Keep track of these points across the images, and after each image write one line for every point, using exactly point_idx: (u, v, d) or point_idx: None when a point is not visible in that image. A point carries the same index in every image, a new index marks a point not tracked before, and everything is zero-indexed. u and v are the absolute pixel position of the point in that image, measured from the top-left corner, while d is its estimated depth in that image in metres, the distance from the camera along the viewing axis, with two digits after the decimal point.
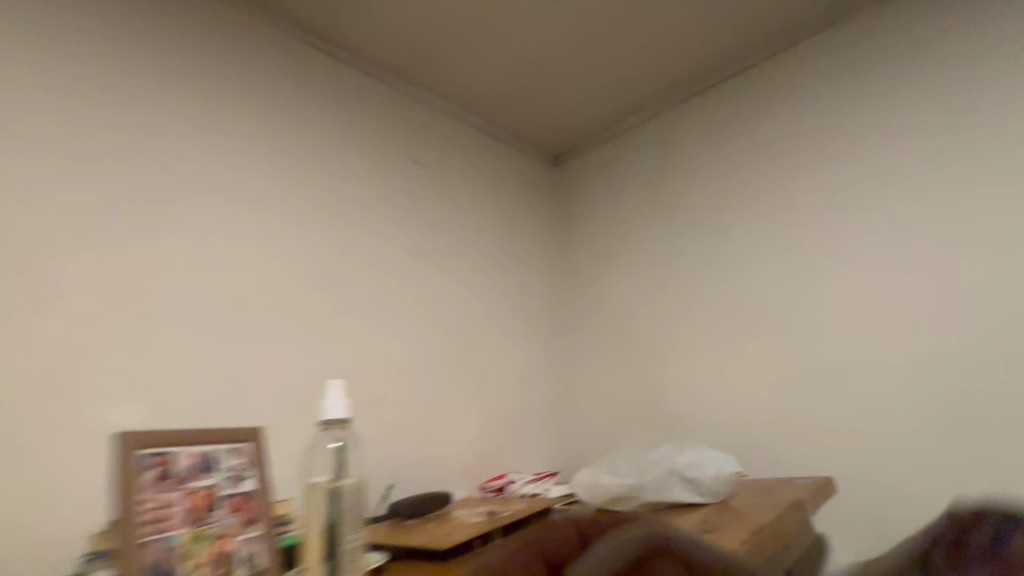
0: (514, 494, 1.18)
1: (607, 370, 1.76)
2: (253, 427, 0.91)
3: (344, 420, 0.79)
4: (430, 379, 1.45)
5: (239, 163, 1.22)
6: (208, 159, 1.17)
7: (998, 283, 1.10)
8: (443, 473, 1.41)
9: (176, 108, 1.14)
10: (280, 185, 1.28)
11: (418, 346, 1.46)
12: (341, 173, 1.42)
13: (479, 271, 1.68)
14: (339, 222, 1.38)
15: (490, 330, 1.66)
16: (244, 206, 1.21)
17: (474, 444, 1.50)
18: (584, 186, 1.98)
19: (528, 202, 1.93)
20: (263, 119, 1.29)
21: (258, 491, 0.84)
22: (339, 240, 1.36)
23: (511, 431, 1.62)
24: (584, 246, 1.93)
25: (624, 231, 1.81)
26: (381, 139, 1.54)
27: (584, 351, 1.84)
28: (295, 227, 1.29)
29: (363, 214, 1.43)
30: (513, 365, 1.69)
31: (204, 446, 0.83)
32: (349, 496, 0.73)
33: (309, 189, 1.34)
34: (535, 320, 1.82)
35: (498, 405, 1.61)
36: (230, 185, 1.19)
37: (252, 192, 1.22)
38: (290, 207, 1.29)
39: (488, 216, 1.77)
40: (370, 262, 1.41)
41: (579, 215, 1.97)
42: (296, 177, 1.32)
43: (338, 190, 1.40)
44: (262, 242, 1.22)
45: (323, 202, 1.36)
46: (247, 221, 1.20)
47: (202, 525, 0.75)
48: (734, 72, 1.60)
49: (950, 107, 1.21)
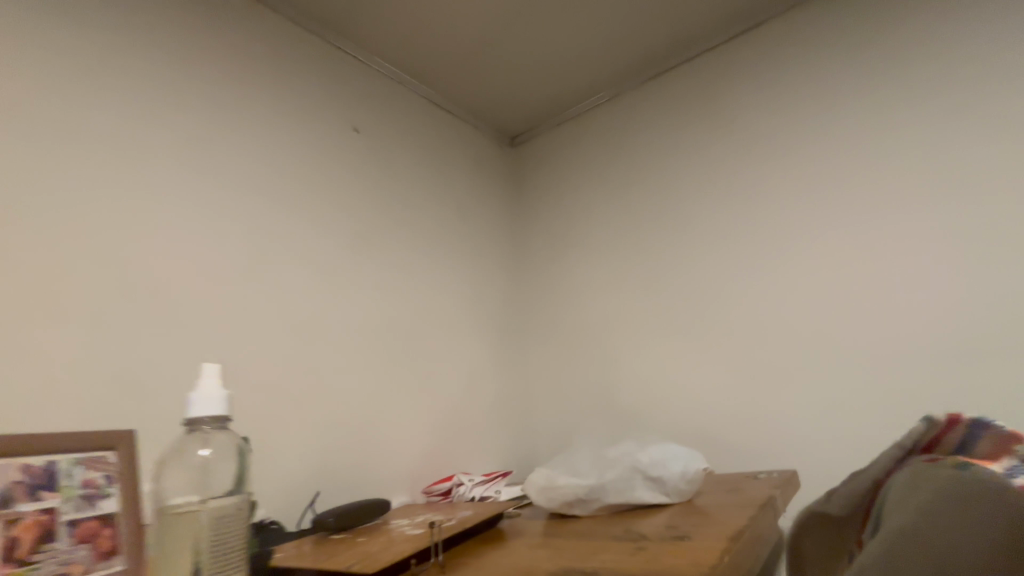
0: (461, 498, 1.07)
1: (563, 360, 1.68)
2: (124, 431, 0.77)
3: (218, 416, 0.66)
4: (372, 371, 1.32)
5: (146, 112, 1.04)
6: (105, 103, 0.99)
7: (951, 269, 1.11)
8: (383, 473, 1.27)
9: (107, 62, 1.01)
10: (200, 144, 1.11)
11: (359, 335, 1.31)
12: (275, 137, 1.26)
13: (430, 256, 1.56)
14: (271, 192, 1.22)
15: (440, 319, 1.54)
16: (153, 164, 1.03)
17: (420, 442, 1.38)
18: (541, 171, 1.89)
19: (483, 183, 1.82)
20: (180, 66, 1.12)
21: (119, 513, 0.72)
22: (269, 213, 1.21)
23: (461, 428, 1.51)
24: (541, 234, 1.84)
25: (582, 217, 1.74)
26: (323, 105, 1.39)
27: (540, 341, 1.75)
28: (214, 194, 1.12)
29: (298, 185, 1.28)
30: (464, 355, 1.58)
31: (46, 457, 0.69)
32: (211, 521, 0.61)
33: (236, 152, 1.17)
34: (490, 310, 1.71)
35: (447, 399, 1.49)
36: (131, 137, 1.01)
37: (158, 148, 1.04)
38: (211, 170, 1.12)
39: (441, 197, 1.66)
40: (305, 239, 1.26)
41: (536, 201, 1.88)
42: (222, 137, 1.16)
43: (271, 156, 1.24)
44: (174, 208, 1.05)
45: (252, 169, 1.19)
46: (155, 182, 1.03)
47: (33, 561, 0.65)
48: (695, 54, 1.59)
49: (901, 93, 1.23)
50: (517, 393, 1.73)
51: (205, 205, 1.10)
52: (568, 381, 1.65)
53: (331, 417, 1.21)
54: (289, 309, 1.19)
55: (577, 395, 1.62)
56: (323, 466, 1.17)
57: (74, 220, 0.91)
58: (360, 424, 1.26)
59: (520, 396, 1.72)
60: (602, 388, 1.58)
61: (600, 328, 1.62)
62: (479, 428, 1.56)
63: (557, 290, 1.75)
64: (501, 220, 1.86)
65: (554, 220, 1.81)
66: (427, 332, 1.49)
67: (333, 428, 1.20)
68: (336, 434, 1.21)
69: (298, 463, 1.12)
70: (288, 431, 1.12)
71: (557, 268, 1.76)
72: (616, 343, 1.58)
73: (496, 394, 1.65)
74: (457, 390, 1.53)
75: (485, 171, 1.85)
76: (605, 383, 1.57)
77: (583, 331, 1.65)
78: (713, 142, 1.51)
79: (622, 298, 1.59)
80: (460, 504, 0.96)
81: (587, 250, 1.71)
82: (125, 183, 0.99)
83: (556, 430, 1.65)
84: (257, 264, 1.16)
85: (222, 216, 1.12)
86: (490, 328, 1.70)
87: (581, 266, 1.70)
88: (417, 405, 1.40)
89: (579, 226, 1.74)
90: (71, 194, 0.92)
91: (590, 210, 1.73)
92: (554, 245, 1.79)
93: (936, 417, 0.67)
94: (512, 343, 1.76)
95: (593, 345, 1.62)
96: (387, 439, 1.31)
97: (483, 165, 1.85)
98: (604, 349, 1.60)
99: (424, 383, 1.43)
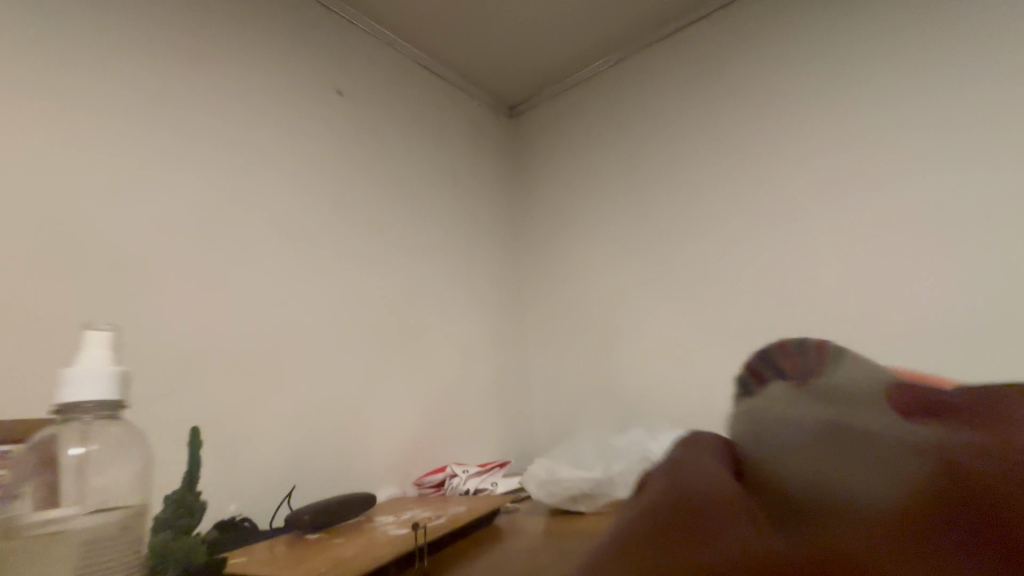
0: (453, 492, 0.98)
1: (564, 344, 1.58)
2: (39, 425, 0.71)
3: (115, 402, 0.57)
4: (358, 354, 1.22)
5: (96, 62, 0.94)
6: (46, 48, 0.88)
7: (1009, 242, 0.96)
8: (370, 464, 1.18)
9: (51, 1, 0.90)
10: (161, 103, 1.01)
11: (344, 316, 1.21)
12: (247, 99, 1.15)
13: (419, 232, 1.46)
14: (243, 158, 1.11)
15: (431, 299, 1.43)
16: (107, 123, 0.93)
17: (411, 430, 1.29)
18: (538, 144, 1.78)
19: (479, 155, 1.71)
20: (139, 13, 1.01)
21: None
22: (240, 180, 1.10)
23: (454, 414, 1.41)
24: (539, 210, 1.73)
25: (582, 191, 1.63)
26: (301, 65, 1.27)
27: (540, 323, 1.66)
28: (178, 157, 1.01)
29: (275, 151, 1.17)
30: (458, 338, 1.48)
31: None
32: (101, 524, 0.53)
33: (203, 113, 1.06)
34: (483, 290, 1.61)
35: (439, 383, 1.39)
36: (82, 88, 0.91)
37: (113, 102, 0.94)
38: (173, 132, 1.01)
39: (431, 169, 1.54)
40: (282, 210, 1.15)
41: (533, 175, 1.77)
42: (185, 96, 1.05)
43: (243, 119, 1.13)
44: (131, 171, 0.94)
45: (220, 133, 1.09)
46: (109, 142, 0.92)
47: None
48: (708, 11, 1.46)
49: (943, 44, 1.09)
50: (515, 379, 1.62)
51: (167, 170, 0.99)
52: (567, 365, 1.55)
53: (313, 402, 1.11)
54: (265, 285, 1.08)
55: (576, 379, 1.51)
56: (303, 457, 1.07)
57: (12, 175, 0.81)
58: (345, 410, 1.16)
59: (518, 382, 1.62)
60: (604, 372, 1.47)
61: (601, 309, 1.50)
62: (473, 415, 1.47)
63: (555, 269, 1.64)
64: (497, 195, 1.74)
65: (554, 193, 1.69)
66: (415, 313, 1.38)
67: (315, 415, 1.11)
68: (318, 421, 1.11)
69: (277, 452, 1.03)
70: (265, 418, 1.03)
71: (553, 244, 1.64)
72: (617, 323, 1.46)
73: (493, 379, 1.56)
74: (449, 374, 1.43)
75: (479, 143, 1.73)
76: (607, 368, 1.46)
77: (584, 311, 1.54)
78: (724, 105, 1.38)
79: (625, 275, 1.47)
80: (451, 500, 0.87)
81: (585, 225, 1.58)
82: (74, 143, 0.88)
83: (556, 417, 1.55)
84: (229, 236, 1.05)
85: (187, 182, 1.01)
86: (485, 310, 1.60)
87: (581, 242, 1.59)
88: (407, 390, 1.30)
89: (580, 199, 1.62)
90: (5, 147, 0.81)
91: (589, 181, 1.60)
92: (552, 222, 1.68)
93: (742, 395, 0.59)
94: (510, 326, 1.66)
95: (594, 326, 1.51)
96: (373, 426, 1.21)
97: (477, 137, 1.73)
98: (606, 331, 1.48)
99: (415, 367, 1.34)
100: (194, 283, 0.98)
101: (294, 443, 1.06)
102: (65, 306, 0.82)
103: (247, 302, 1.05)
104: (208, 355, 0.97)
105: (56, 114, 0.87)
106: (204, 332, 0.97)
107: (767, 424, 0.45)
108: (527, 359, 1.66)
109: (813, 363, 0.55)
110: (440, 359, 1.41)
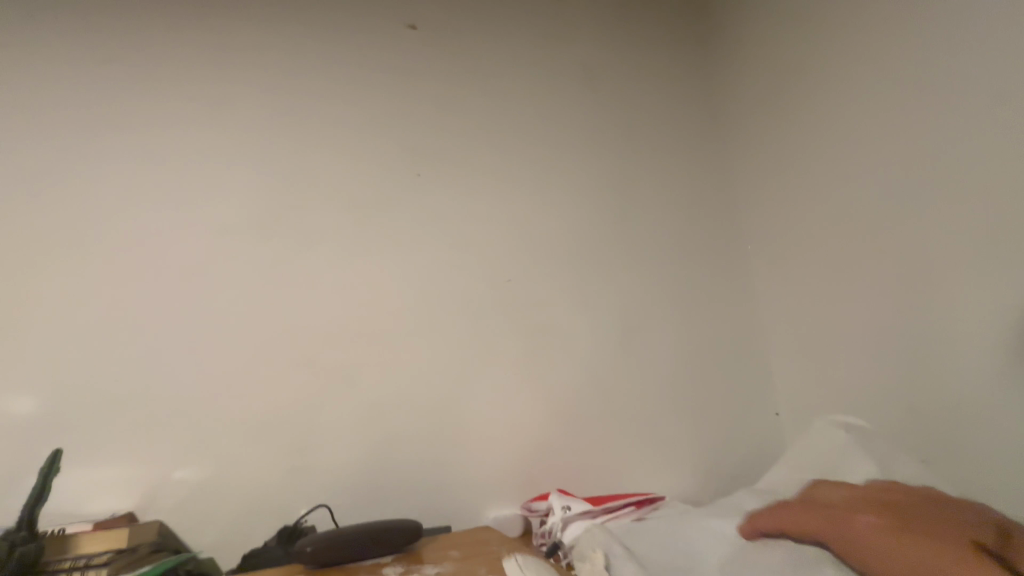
0: (552, 541, 0.59)
1: (870, 352, 0.71)
2: None
3: None
4: (445, 380, 0.78)
5: (86, 60, 0.77)
6: (42, 56, 0.75)
7: None
8: (457, 515, 0.73)
9: None
10: (173, 70, 0.80)
11: (426, 295, 0.80)
12: (291, 49, 0.86)
13: (536, 197, 0.90)
14: (277, 126, 0.82)
15: (573, 299, 0.87)
16: (103, 109, 0.76)
17: (530, 483, 0.77)
18: (767, 25, 0.95)
19: (648, 52, 1.05)
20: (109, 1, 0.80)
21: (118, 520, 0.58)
22: (259, 142, 0.80)
23: (611, 483, 0.81)
24: (758, 152, 0.96)
25: (878, 64, 0.71)
26: (343, 5, 0.90)
27: (799, 297, 0.85)
28: (172, 133, 0.77)
29: (304, 114, 0.83)
30: (609, 334, 0.87)
31: (298, 398, 0.72)
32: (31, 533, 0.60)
33: (204, 79, 0.80)
34: (678, 282, 0.93)
35: (585, 426, 0.82)
36: (62, 90, 0.75)
37: (100, 99, 0.76)
38: (184, 101, 0.79)
39: (572, 109, 0.97)
40: (324, 168, 0.82)
41: (751, 90, 0.99)
42: (184, 64, 0.80)
43: (279, 58, 0.85)
44: (114, 154, 0.74)
45: (222, 100, 0.80)
46: (100, 139, 0.74)
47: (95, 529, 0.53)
48: None
49: None
50: (743, 434, 0.89)
51: (166, 145, 0.77)
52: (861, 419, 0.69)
53: (395, 401, 0.75)
54: (320, 229, 0.79)
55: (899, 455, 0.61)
56: (368, 500, 0.71)
57: (25, 183, 0.70)
58: (417, 449, 0.74)
59: (759, 444, 0.88)
60: (977, 455, 0.57)
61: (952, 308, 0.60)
62: (653, 482, 0.83)
63: (814, 238, 0.82)
64: (694, 136, 1.03)
65: (800, 80, 0.86)
66: (546, 319, 0.85)
67: (368, 448, 0.72)
68: (405, 447, 0.74)
69: (337, 485, 0.70)
70: (331, 429, 0.72)
71: (805, 192, 0.84)
72: None
73: (699, 438, 0.86)
74: (605, 412, 0.83)
75: (649, 55, 1.05)
76: (975, 443, 0.57)
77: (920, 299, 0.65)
78: None
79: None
80: (527, 558, 0.51)
81: (878, 131, 0.71)
82: (53, 138, 0.73)
83: None
84: (239, 215, 0.76)
85: (200, 148, 0.78)
86: (693, 312, 0.92)
87: (861, 183, 0.73)
88: (530, 391, 0.81)
89: (863, 94, 0.73)
90: (8, 153, 0.71)
91: (890, 40, 0.69)
92: (787, 159, 0.88)
93: (555, 501, 0.62)
94: (736, 352, 0.92)
95: (967, 325, 0.60)
96: (473, 436, 0.77)
97: (649, 45, 1.06)
98: (1003, 353, 0.56)
99: (548, 399, 0.81)
100: (205, 277, 0.73)
101: (353, 475, 0.71)
102: (94, 308, 0.68)
103: (272, 273, 0.75)
104: (220, 372, 0.70)
105: (8, 111, 0.72)
106: (214, 342, 0.71)
107: (551, 523, 0.61)
108: (773, 402, 0.90)
109: (555, 526, 0.61)
110: (586, 351, 0.85)
